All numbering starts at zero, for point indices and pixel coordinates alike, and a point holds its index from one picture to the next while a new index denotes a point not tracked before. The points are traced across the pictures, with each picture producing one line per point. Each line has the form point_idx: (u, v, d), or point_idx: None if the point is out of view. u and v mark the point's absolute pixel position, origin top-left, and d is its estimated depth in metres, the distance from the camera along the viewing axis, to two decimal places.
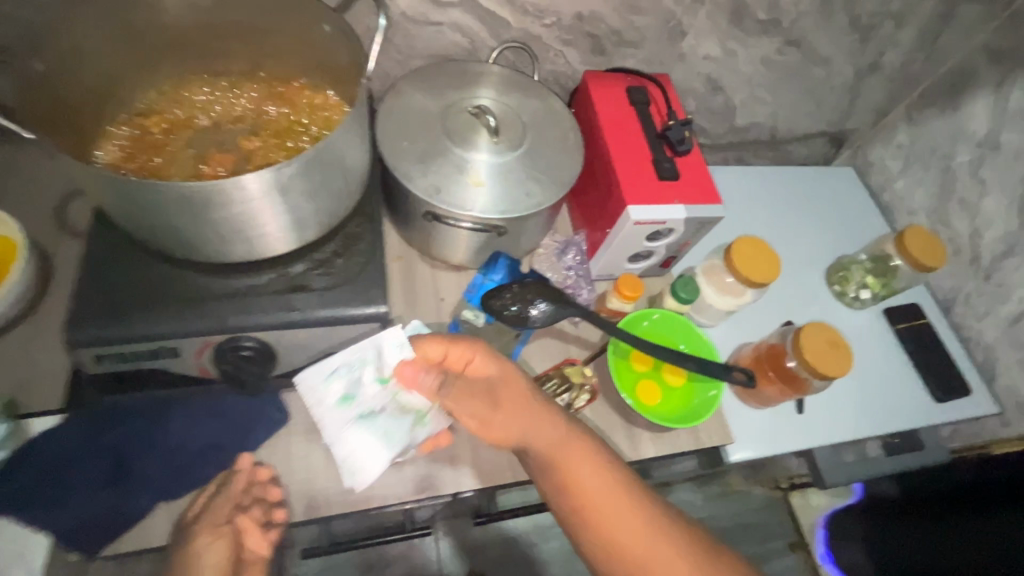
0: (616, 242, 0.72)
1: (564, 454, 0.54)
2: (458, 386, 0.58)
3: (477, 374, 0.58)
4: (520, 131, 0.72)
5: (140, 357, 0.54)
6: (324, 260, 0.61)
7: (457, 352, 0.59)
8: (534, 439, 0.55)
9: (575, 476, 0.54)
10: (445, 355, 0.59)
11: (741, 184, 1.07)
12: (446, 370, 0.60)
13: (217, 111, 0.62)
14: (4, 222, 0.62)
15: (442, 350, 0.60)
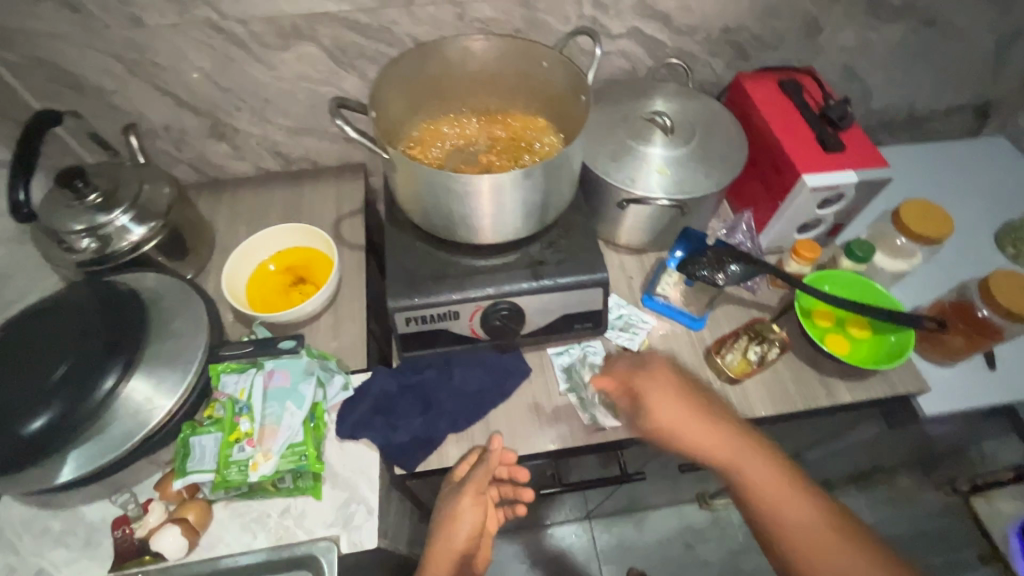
0: (790, 212, 0.81)
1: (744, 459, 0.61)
2: (649, 399, 0.66)
3: (659, 389, 0.66)
4: (691, 128, 0.85)
5: (433, 319, 0.72)
6: (550, 242, 0.77)
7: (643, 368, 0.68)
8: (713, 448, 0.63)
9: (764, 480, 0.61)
10: (634, 373, 0.67)
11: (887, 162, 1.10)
12: (631, 383, 0.68)
13: (461, 136, 0.81)
14: (318, 238, 0.85)
15: (626, 369, 0.68)
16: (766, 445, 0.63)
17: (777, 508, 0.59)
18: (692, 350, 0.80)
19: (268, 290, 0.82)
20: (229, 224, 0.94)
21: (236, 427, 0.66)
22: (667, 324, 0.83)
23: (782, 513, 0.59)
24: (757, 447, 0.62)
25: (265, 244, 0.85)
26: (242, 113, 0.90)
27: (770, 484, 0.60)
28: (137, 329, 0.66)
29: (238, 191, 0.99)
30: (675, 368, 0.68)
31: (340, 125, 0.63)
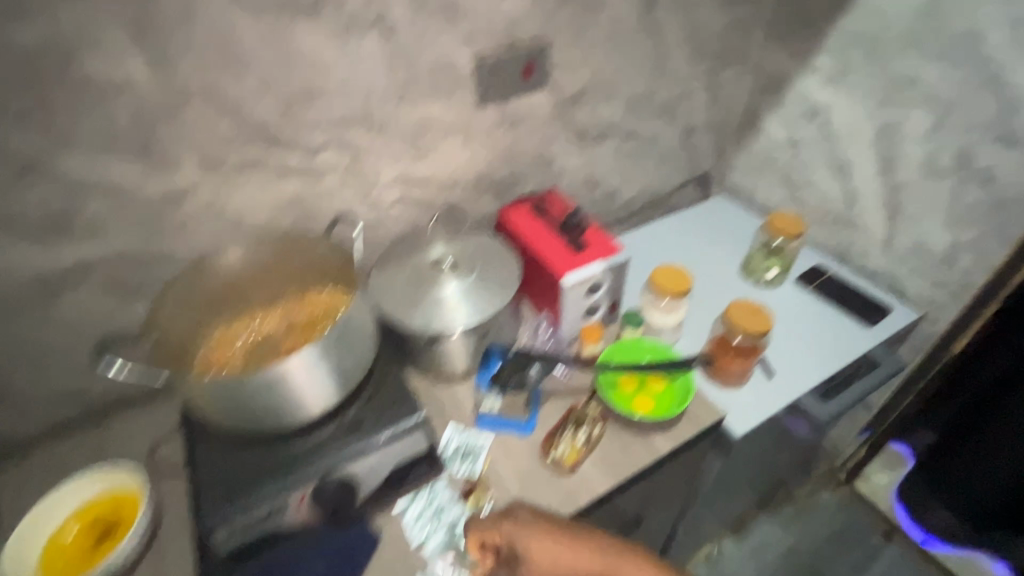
0: (569, 306, 0.94)
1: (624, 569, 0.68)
2: (526, 552, 0.69)
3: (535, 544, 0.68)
4: (470, 260, 0.98)
5: (257, 523, 0.69)
6: (365, 401, 0.80)
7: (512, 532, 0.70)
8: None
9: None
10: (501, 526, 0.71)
11: (648, 237, 1.35)
12: (507, 539, 0.70)
13: (260, 327, 0.82)
14: (124, 474, 0.79)
15: (492, 523, 0.72)
16: (635, 552, 0.70)
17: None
18: (530, 453, 0.86)
19: (69, 558, 0.73)
20: (22, 496, 0.85)
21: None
22: (502, 436, 0.87)
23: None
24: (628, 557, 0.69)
25: (58, 505, 0.76)
26: (19, 372, 0.85)
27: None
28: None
29: (31, 452, 0.90)
30: (541, 512, 0.72)
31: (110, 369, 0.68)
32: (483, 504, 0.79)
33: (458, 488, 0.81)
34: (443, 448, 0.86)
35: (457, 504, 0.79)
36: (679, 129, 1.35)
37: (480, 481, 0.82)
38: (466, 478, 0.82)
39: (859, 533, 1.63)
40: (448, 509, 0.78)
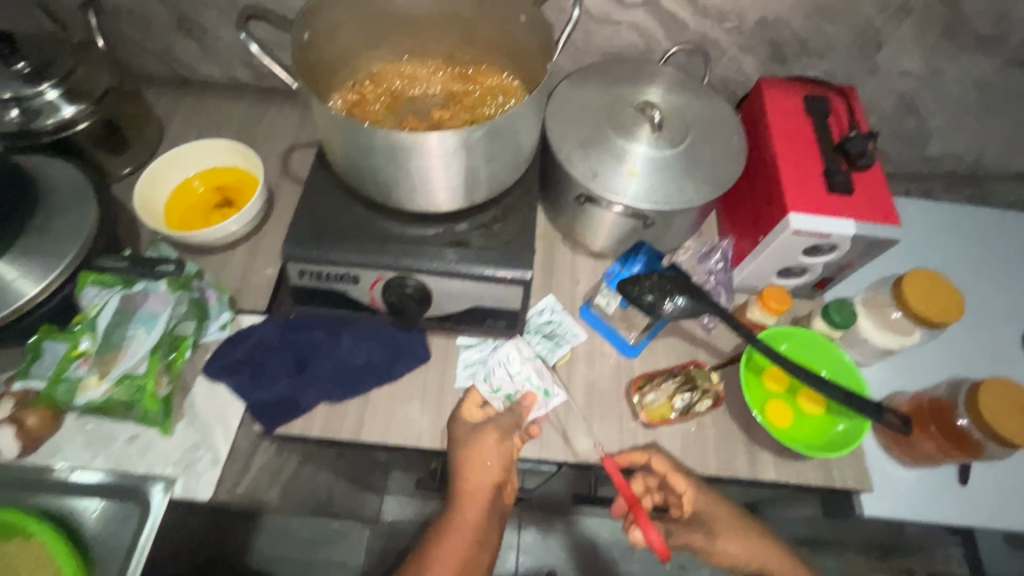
0: (770, 251, 0.69)
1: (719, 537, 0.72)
2: (909, 405, 0.74)
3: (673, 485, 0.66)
4: (683, 127, 0.74)
5: (330, 278, 0.65)
6: (481, 224, 0.68)
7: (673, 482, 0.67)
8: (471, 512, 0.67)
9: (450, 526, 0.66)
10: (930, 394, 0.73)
11: (927, 219, 0.94)
12: (928, 400, 0.73)
13: (419, 88, 0.73)
14: (245, 159, 0.79)
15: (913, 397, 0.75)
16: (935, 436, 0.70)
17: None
18: (614, 377, 0.72)
19: (191, 207, 0.77)
20: (183, 129, 0.90)
21: (74, 346, 0.59)
22: (597, 341, 0.74)
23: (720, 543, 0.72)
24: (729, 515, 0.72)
25: (197, 156, 0.78)
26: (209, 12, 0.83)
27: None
28: (13, 199, 0.60)
29: (200, 96, 0.94)
30: (935, 400, 0.72)
31: (246, 41, 0.57)
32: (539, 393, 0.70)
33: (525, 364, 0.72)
34: (533, 314, 0.75)
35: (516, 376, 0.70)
36: None
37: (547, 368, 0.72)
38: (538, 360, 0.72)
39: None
40: (502, 375, 0.70)
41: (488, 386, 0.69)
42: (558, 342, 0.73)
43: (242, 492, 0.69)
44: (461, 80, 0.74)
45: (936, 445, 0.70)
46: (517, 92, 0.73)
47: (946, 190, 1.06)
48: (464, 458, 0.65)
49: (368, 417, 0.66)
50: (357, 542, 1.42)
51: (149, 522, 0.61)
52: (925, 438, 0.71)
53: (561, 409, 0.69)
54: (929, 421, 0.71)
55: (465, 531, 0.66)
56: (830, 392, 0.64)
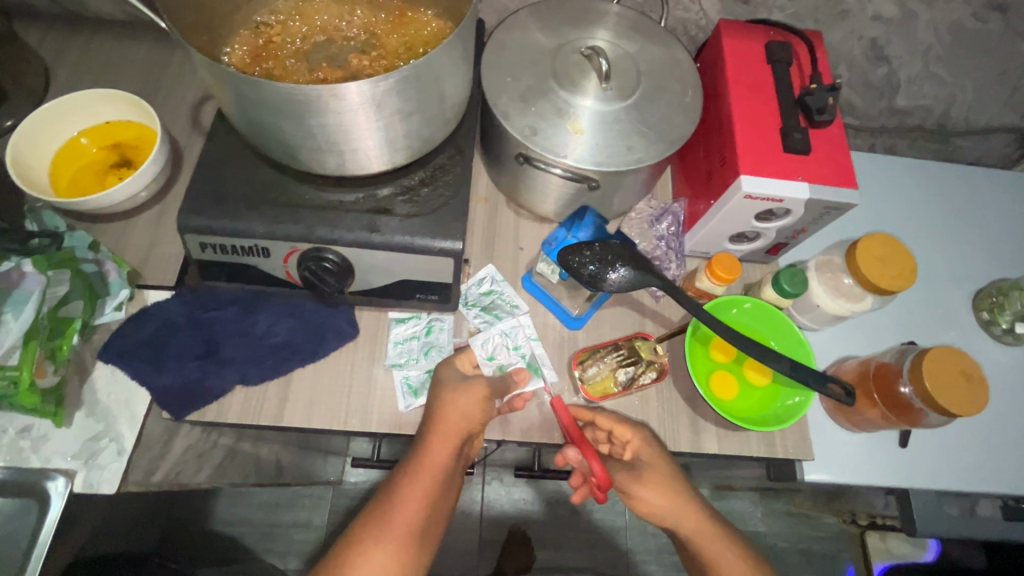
0: (721, 216, 0.65)
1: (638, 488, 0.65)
2: (853, 372, 0.72)
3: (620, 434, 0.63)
4: (633, 77, 0.67)
5: (237, 251, 0.58)
6: (408, 189, 0.61)
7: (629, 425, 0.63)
8: (442, 452, 0.57)
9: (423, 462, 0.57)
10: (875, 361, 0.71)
11: (886, 177, 0.90)
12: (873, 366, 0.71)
13: (333, 29, 0.64)
14: (141, 112, 0.69)
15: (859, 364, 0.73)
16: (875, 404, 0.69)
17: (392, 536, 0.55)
18: (557, 350, 0.69)
19: (81, 168, 0.68)
20: (76, 75, 0.79)
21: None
22: (540, 313, 0.70)
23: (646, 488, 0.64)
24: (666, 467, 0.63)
25: (84, 109, 0.68)
26: None
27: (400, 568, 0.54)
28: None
29: (93, 37, 0.82)
30: (879, 367, 0.70)
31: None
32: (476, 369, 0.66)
33: (462, 338, 0.67)
34: (472, 285, 0.70)
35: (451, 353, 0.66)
36: None
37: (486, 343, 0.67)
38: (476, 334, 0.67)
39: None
40: (435, 352, 0.65)
41: (484, 354, 0.65)
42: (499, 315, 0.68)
43: (160, 479, 0.64)
44: (383, 19, 0.65)
45: (875, 413, 0.69)
46: (447, 33, 0.64)
47: (911, 145, 1.02)
48: (436, 412, 0.58)
49: (290, 399, 0.61)
50: (317, 505, 1.41)
51: (49, 517, 0.56)
52: (865, 405, 0.70)
53: None
54: (871, 389, 0.69)
55: (424, 478, 0.57)
56: (777, 366, 0.61)
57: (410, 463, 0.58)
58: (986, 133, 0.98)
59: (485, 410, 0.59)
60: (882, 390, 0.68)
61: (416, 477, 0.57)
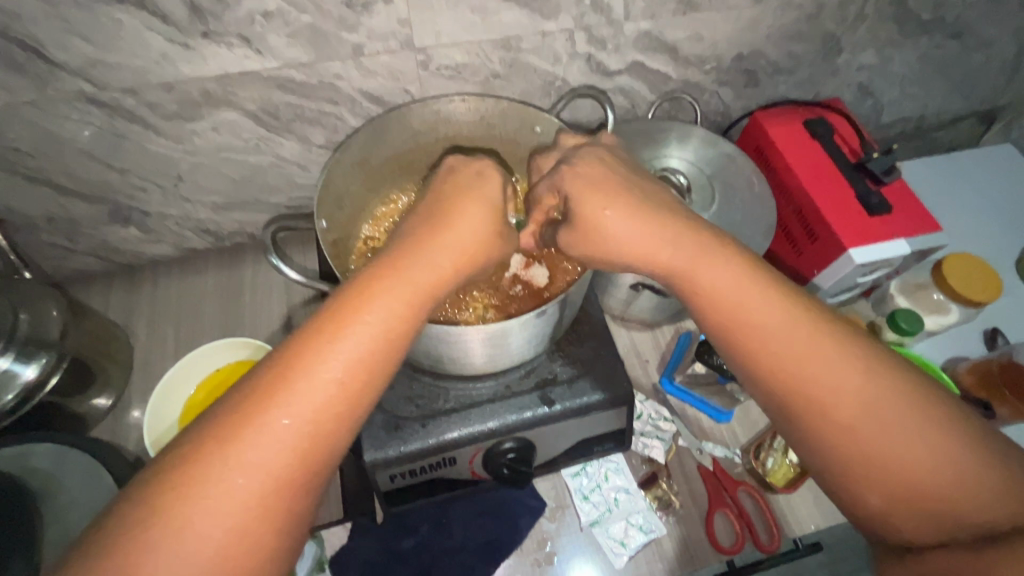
0: (829, 282, 0.70)
1: (753, 333, 0.44)
2: (969, 377, 0.78)
3: (586, 196, 0.49)
4: (707, 185, 0.72)
5: (425, 470, 0.57)
6: (558, 351, 0.63)
7: (578, 158, 0.52)
8: (226, 474, 0.35)
9: (323, 335, 0.39)
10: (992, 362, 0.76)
11: (914, 180, 0.97)
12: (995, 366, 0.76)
13: None
14: (259, 351, 0.69)
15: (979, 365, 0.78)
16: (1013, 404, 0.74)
17: (169, 547, 0.33)
18: (723, 447, 0.70)
19: None
20: (154, 327, 0.77)
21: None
22: (691, 415, 0.72)
23: (768, 352, 0.43)
24: (741, 262, 0.46)
25: (201, 364, 0.68)
26: (150, 195, 0.71)
27: (203, 572, 0.34)
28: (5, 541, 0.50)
29: (155, 282, 0.80)
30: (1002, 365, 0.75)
31: (268, 255, 0.53)
32: (667, 500, 0.65)
33: (638, 471, 0.67)
34: None
35: (637, 490, 0.66)
36: (1010, 36, 0.93)
37: (661, 468, 0.67)
38: (650, 463, 0.68)
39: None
40: (623, 497, 0.65)
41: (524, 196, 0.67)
42: (668, 437, 0.69)
43: None
44: None
45: (1010, 411, 0.74)
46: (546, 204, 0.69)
47: (898, 147, 1.13)
48: (228, 422, 0.36)
49: None
50: None
51: None
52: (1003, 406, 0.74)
53: (694, 508, 0.66)
54: (1000, 386, 0.74)
55: (193, 547, 0.34)
56: None
57: (167, 482, 0.35)
58: (956, 122, 1.11)
59: (292, 413, 0.37)
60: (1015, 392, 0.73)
61: (169, 520, 0.34)
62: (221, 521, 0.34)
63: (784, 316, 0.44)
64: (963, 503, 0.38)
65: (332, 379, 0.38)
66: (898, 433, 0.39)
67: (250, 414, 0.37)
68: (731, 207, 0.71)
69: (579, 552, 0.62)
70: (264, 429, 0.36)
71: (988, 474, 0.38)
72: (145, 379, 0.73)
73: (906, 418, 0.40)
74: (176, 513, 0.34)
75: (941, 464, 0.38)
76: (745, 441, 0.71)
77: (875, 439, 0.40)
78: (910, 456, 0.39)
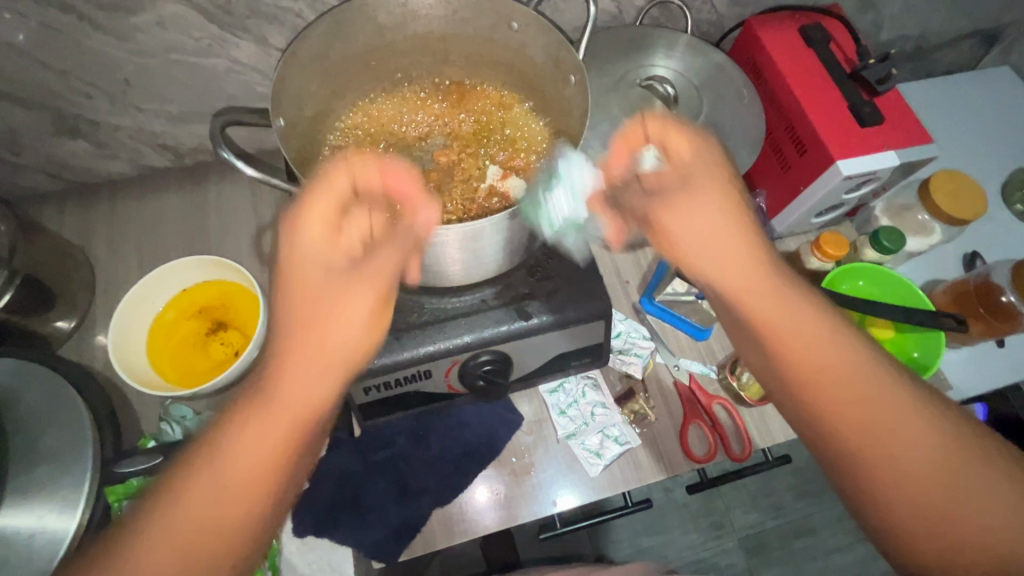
0: (814, 198, 0.68)
1: (754, 316, 0.47)
2: (945, 296, 0.79)
3: (658, 205, 0.49)
4: (695, 96, 0.69)
5: (399, 383, 0.57)
6: (536, 266, 0.61)
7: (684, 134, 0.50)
8: (243, 460, 0.40)
9: (312, 314, 0.43)
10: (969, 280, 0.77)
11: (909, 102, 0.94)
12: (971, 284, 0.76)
13: (407, 130, 0.63)
14: (226, 269, 0.66)
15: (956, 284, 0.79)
16: (984, 321, 0.75)
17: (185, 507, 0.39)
18: (700, 363, 0.71)
19: (176, 346, 0.65)
20: (115, 248, 0.73)
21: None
22: (669, 333, 0.72)
23: (811, 374, 0.45)
24: (773, 272, 0.47)
25: (167, 284, 0.65)
26: (97, 102, 0.66)
27: (212, 533, 0.39)
28: None
29: (113, 202, 0.76)
30: (977, 283, 0.76)
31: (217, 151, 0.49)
32: (643, 413, 0.66)
33: (614, 386, 0.68)
34: None
35: (613, 404, 0.66)
36: None
37: (637, 383, 0.68)
38: (627, 378, 0.68)
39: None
40: (600, 411, 0.66)
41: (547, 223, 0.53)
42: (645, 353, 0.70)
43: None
44: (454, 107, 0.64)
45: (980, 328, 0.76)
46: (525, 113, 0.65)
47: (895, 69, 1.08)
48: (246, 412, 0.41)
49: (489, 504, 0.60)
50: None
51: None
52: (974, 323, 0.76)
53: (670, 421, 0.67)
54: (973, 304, 0.75)
55: (203, 513, 0.39)
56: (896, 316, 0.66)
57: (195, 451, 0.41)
58: (957, 42, 1.06)
59: (302, 388, 0.42)
60: (987, 309, 0.74)
61: (190, 486, 0.40)
62: (233, 483, 0.40)
63: (818, 332, 0.45)
64: (980, 525, 0.41)
65: (327, 357, 0.43)
66: (908, 435, 0.42)
67: (264, 400, 0.42)
68: (718, 118, 0.68)
69: (554, 462, 0.63)
70: (282, 404, 0.42)
71: (1001, 490, 0.41)
72: (109, 300, 0.71)
73: (920, 426, 0.43)
74: (190, 478, 0.40)
75: (946, 468, 0.42)
76: (722, 357, 0.71)
77: (889, 467, 0.42)
78: (924, 474, 0.42)
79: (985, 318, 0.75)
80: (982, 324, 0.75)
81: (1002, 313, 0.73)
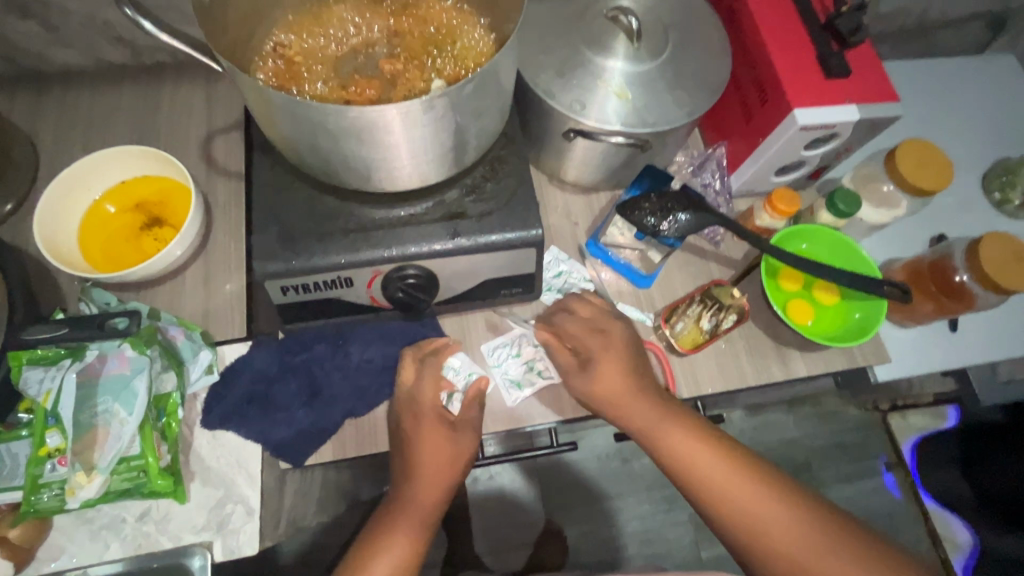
0: (772, 151, 0.66)
1: (714, 472, 0.51)
2: (901, 273, 0.77)
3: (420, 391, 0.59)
4: (662, 31, 0.65)
5: (319, 288, 0.56)
6: (473, 187, 0.60)
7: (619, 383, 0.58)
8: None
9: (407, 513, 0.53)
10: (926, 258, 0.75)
11: (898, 76, 0.90)
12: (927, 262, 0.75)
13: (356, 34, 0.61)
14: (166, 165, 0.65)
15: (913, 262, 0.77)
16: (935, 300, 0.74)
17: None
18: (637, 310, 0.70)
19: (109, 235, 0.64)
20: (62, 136, 0.72)
21: (39, 445, 0.49)
22: (611, 279, 0.71)
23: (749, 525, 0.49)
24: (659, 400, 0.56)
25: (106, 172, 0.65)
26: None
27: None
28: None
29: (66, 90, 0.75)
30: (933, 261, 0.74)
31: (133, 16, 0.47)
32: None
33: None
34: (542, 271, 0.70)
35: None
36: None
37: None
38: None
39: (908, 536, 1.31)
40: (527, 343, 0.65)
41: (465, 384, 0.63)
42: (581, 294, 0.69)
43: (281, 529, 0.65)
44: (407, 17, 0.62)
45: (931, 308, 0.74)
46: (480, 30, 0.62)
47: (894, 47, 1.04)
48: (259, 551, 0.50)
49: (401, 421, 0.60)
50: None
51: None
52: (924, 301, 0.75)
53: None
54: (926, 282, 0.74)
55: None
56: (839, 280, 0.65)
57: None
58: (961, 23, 1.02)
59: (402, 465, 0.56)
60: (939, 288, 0.73)
61: None
62: None
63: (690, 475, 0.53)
64: None
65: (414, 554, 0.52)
66: None
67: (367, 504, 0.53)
68: (683, 57, 0.65)
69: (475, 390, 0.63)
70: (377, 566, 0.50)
71: None
72: None
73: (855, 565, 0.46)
74: None
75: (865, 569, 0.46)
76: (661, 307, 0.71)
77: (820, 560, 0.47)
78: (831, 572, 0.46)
79: (936, 298, 0.74)
80: (933, 303, 0.74)
81: (952, 293, 0.72)
